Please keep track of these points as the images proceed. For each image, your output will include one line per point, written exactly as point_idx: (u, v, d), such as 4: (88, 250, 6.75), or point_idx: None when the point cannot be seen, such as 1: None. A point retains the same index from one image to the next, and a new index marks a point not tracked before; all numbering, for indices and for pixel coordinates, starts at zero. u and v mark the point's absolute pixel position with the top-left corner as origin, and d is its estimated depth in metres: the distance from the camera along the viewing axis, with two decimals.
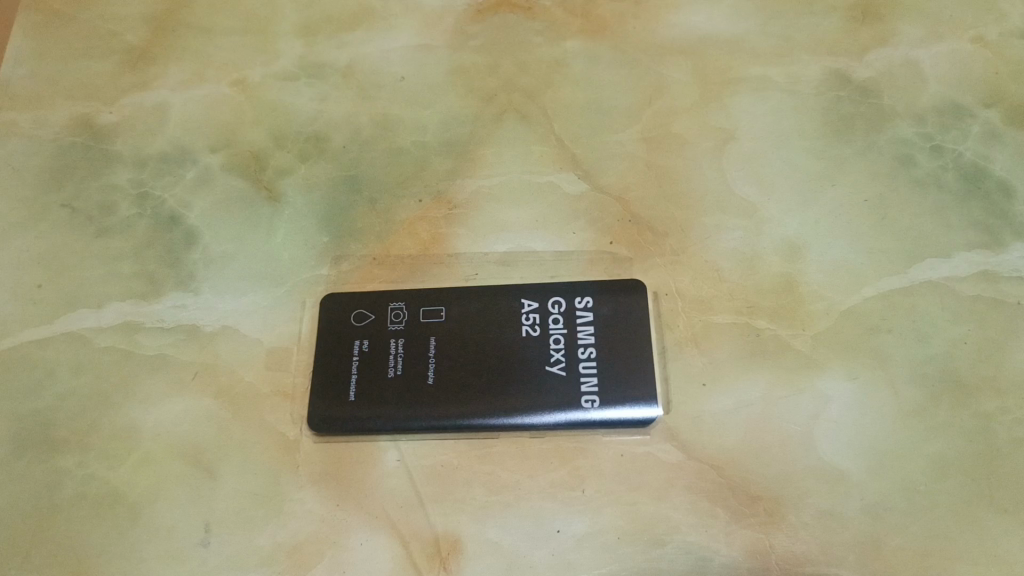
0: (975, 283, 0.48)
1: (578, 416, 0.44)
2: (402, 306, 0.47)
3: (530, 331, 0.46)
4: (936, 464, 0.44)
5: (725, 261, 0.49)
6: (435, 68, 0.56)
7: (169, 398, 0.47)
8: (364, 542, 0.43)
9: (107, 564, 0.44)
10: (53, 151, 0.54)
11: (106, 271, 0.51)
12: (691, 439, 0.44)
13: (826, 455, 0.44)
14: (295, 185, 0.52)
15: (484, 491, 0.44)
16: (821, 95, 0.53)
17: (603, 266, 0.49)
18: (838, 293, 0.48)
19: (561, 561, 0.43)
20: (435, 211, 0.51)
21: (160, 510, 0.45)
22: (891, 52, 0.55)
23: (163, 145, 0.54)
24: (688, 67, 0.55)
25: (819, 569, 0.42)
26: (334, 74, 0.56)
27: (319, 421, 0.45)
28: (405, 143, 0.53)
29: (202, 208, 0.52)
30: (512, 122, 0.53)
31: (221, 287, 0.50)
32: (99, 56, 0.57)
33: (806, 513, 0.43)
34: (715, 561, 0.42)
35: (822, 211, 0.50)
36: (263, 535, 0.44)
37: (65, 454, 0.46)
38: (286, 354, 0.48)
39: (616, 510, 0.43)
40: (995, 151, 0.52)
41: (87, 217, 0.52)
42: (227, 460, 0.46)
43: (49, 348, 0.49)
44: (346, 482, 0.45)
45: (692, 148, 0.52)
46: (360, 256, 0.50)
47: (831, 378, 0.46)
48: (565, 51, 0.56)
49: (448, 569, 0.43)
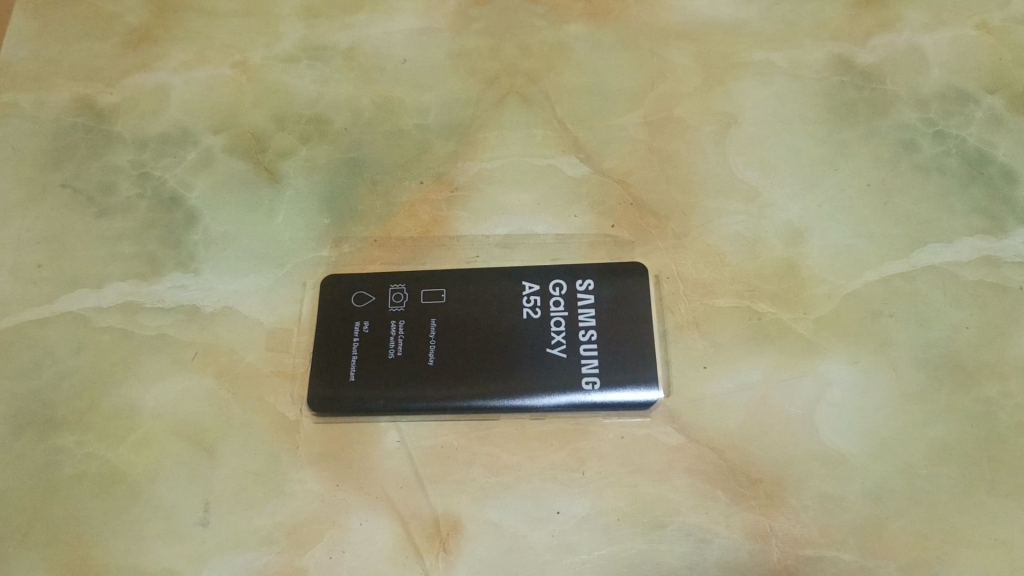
0: (977, 267, 0.47)
1: (578, 399, 0.44)
2: (403, 288, 0.47)
3: (531, 313, 0.46)
4: (937, 449, 0.44)
5: (726, 244, 0.48)
6: (437, 51, 0.56)
7: (169, 378, 0.47)
8: (364, 523, 0.43)
9: (104, 542, 0.44)
10: (54, 132, 0.54)
11: (106, 252, 0.51)
12: (692, 423, 0.44)
13: (827, 439, 0.44)
14: (295, 167, 0.52)
15: (484, 472, 0.44)
16: (823, 80, 0.53)
17: (604, 248, 0.48)
18: (840, 277, 0.47)
19: (561, 542, 0.42)
20: (436, 193, 0.51)
21: (159, 490, 0.45)
22: (894, 38, 0.54)
23: (164, 126, 0.54)
24: (690, 51, 0.55)
25: (818, 552, 0.42)
26: (335, 57, 0.56)
27: (319, 402, 0.45)
28: (406, 126, 0.53)
29: (203, 189, 0.52)
30: (514, 105, 0.53)
31: (222, 269, 0.50)
32: (99, 37, 0.57)
33: (806, 496, 0.43)
34: (715, 542, 0.42)
35: (824, 195, 0.50)
36: (264, 515, 0.44)
37: (64, 434, 0.46)
38: (286, 335, 0.48)
39: (616, 492, 0.43)
40: (999, 137, 0.51)
41: (88, 197, 0.52)
42: (227, 440, 0.45)
43: (49, 328, 0.49)
44: (346, 463, 0.44)
45: (694, 132, 0.52)
46: (360, 238, 0.50)
47: (832, 362, 0.45)
48: (567, 34, 0.56)
49: (448, 550, 0.43)
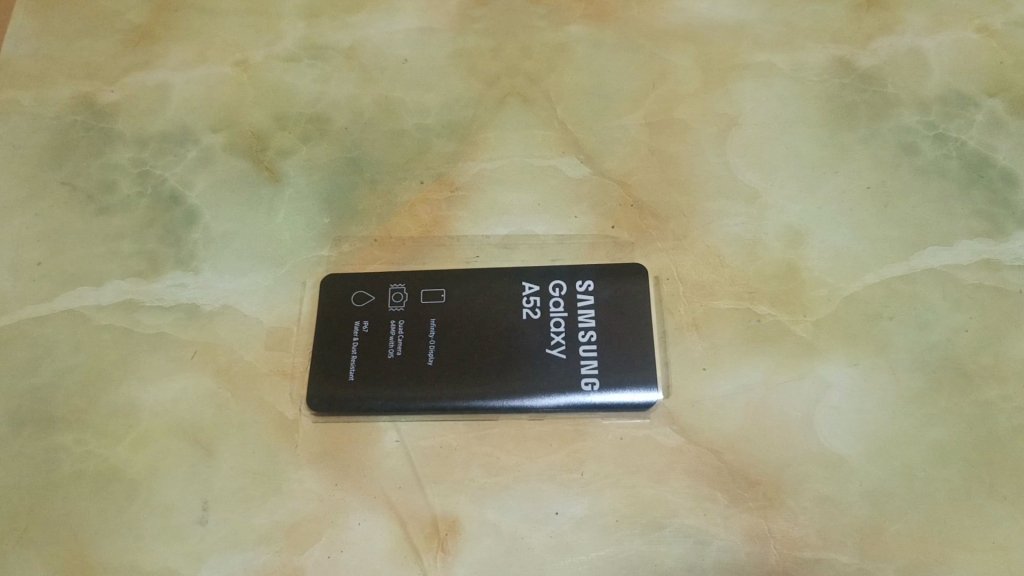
0: (977, 270, 0.47)
1: (577, 399, 0.44)
2: (402, 287, 0.47)
3: (531, 314, 0.46)
4: (935, 451, 0.44)
5: (726, 246, 0.48)
6: (438, 51, 0.56)
7: (169, 376, 0.47)
8: (362, 522, 0.43)
9: (102, 540, 0.44)
10: (54, 130, 0.54)
11: (106, 250, 0.50)
12: (691, 424, 0.44)
13: (825, 441, 0.44)
14: (296, 166, 0.52)
15: (482, 473, 0.44)
16: (824, 82, 0.53)
17: (604, 249, 0.48)
18: (840, 280, 0.47)
19: (560, 543, 0.42)
20: (436, 193, 0.51)
21: (158, 488, 0.45)
22: (895, 41, 0.54)
23: (164, 124, 0.54)
24: (691, 53, 0.55)
25: (817, 554, 0.42)
26: (336, 57, 0.56)
27: (318, 402, 0.45)
28: (407, 126, 0.53)
29: (203, 188, 0.52)
30: (515, 105, 0.53)
31: (221, 268, 0.50)
32: (100, 35, 0.57)
33: (805, 498, 0.43)
34: (714, 544, 0.42)
35: (825, 197, 0.50)
36: (262, 514, 0.44)
37: (63, 432, 0.46)
38: (285, 335, 0.48)
39: (615, 493, 0.43)
40: (999, 140, 0.51)
41: (88, 195, 0.52)
42: (226, 438, 0.45)
43: (48, 326, 0.48)
44: (345, 462, 0.44)
45: (694, 133, 0.52)
46: (360, 237, 0.50)
47: (831, 365, 0.45)
48: (567, 35, 0.56)
49: (446, 550, 0.43)
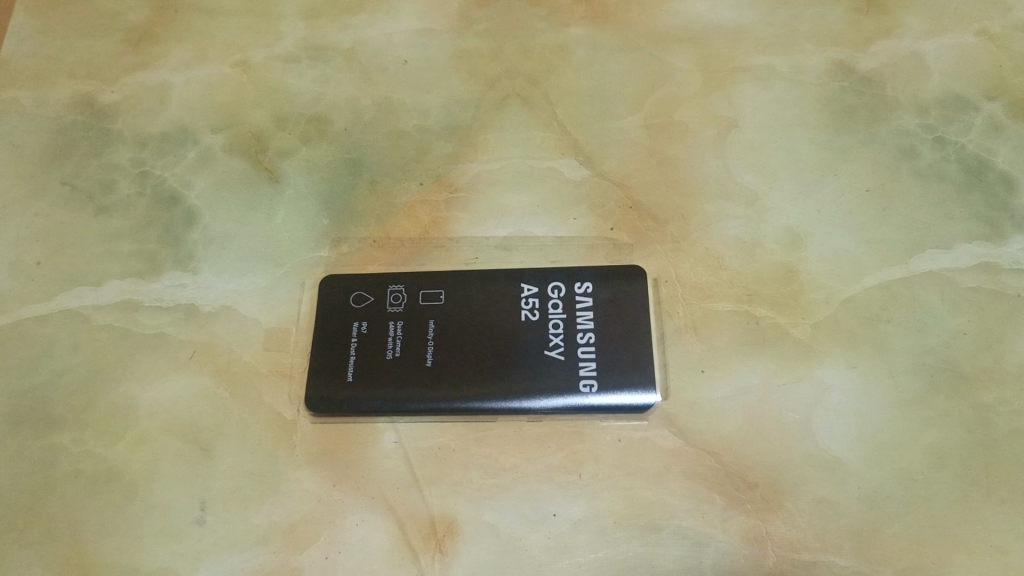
0: (975, 273, 0.48)
1: (576, 400, 0.44)
2: (402, 288, 0.47)
3: (530, 315, 0.46)
4: (934, 454, 0.44)
5: (725, 249, 0.48)
6: (438, 52, 0.56)
7: (167, 376, 0.47)
8: (360, 523, 0.43)
9: (100, 540, 0.44)
10: (54, 129, 0.54)
11: (106, 250, 0.51)
12: (689, 426, 0.44)
13: (823, 444, 0.44)
14: (296, 167, 0.52)
15: (480, 474, 0.44)
16: (824, 85, 0.53)
17: (603, 251, 0.49)
18: (838, 282, 0.48)
19: (558, 544, 0.42)
20: (436, 195, 0.51)
21: (156, 488, 0.45)
22: (894, 44, 0.54)
23: (164, 124, 0.54)
24: (691, 55, 0.55)
25: (814, 556, 0.42)
26: (336, 58, 0.56)
27: (317, 402, 0.45)
28: (406, 127, 0.53)
29: (203, 188, 0.52)
30: (515, 107, 0.53)
31: (221, 268, 0.50)
32: (100, 35, 0.57)
33: (803, 500, 0.43)
34: (712, 546, 0.42)
35: (824, 199, 0.50)
36: (260, 515, 0.44)
37: (62, 431, 0.46)
38: (284, 335, 0.48)
39: (613, 494, 0.43)
40: (998, 143, 0.51)
41: (88, 195, 0.52)
42: (224, 439, 0.45)
43: (47, 326, 0.49)
44: (343, 463, 0.44)
45: (694, 136, 0.52)
46: (359, 238, 0.50)
47: (830, 367, 0.45)
48: (568, 37, 0.56)
49: (444, 551, 0.43)
